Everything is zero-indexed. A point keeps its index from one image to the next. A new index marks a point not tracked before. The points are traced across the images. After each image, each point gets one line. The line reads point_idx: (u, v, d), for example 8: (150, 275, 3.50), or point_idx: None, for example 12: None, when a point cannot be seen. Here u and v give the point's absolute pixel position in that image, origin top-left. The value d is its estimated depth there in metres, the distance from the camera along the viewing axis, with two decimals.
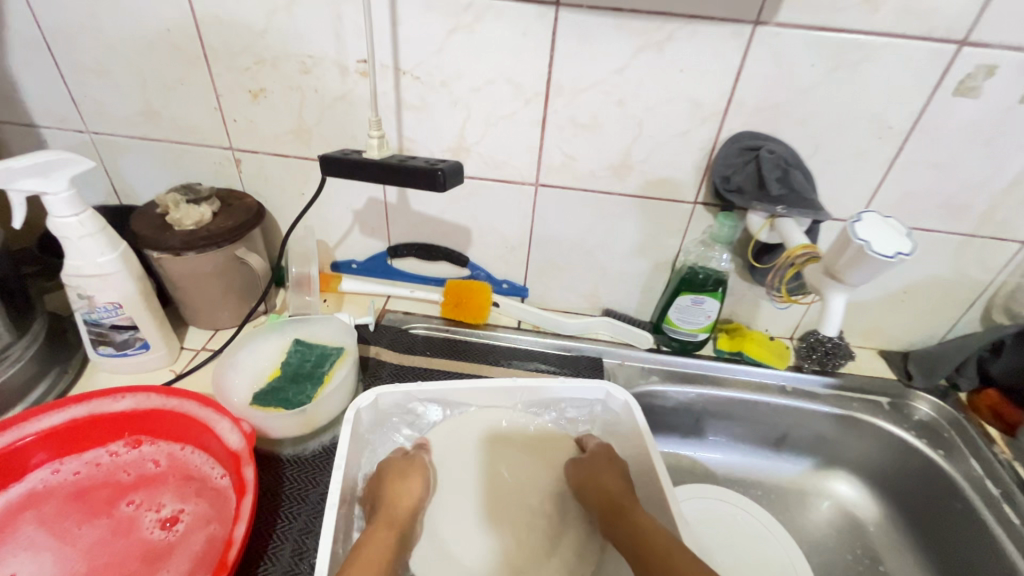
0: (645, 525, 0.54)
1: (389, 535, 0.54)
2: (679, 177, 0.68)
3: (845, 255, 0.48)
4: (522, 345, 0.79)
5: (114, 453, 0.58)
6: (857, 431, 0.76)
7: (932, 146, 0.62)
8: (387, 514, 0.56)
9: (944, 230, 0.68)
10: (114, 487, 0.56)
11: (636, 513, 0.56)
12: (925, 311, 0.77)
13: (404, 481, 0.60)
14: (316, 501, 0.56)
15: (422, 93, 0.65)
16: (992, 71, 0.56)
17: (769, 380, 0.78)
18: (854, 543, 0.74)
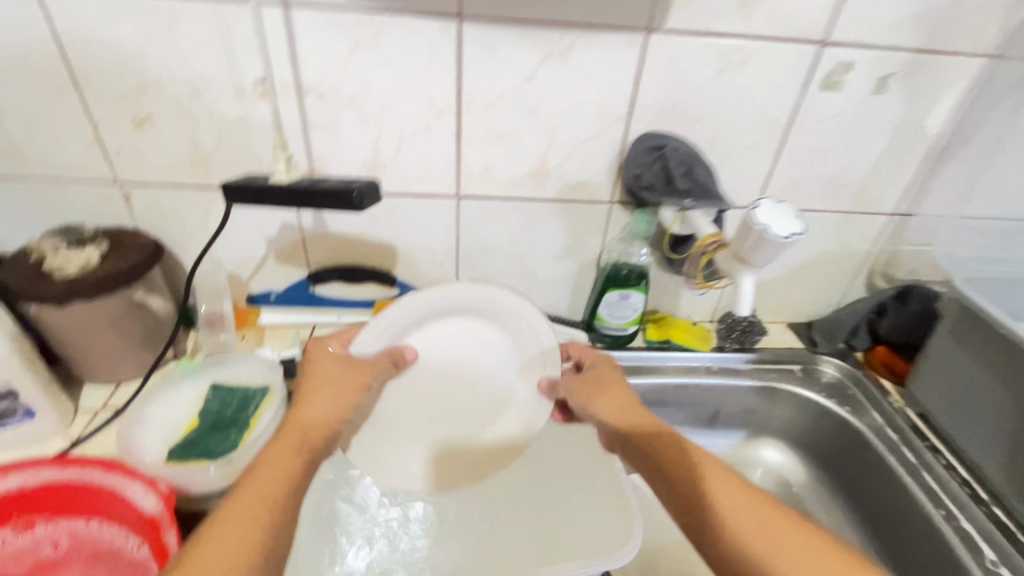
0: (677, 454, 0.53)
1: (296, 458, 0.50)
2: (595, 178, 0.71)
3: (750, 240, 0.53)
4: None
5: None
6: (776, 399, 0.82)
7: (809, 135, 0.69)
8: (297, 432, 0.52)
9: (828, 210, 0.76)
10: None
11: (687, 442, 0.54)
12: (821, 282, 0.85)
13: (317, 395, 0.56)
14: None
15: (329, 110, 0.63)
16: (850, 67, 0.64)
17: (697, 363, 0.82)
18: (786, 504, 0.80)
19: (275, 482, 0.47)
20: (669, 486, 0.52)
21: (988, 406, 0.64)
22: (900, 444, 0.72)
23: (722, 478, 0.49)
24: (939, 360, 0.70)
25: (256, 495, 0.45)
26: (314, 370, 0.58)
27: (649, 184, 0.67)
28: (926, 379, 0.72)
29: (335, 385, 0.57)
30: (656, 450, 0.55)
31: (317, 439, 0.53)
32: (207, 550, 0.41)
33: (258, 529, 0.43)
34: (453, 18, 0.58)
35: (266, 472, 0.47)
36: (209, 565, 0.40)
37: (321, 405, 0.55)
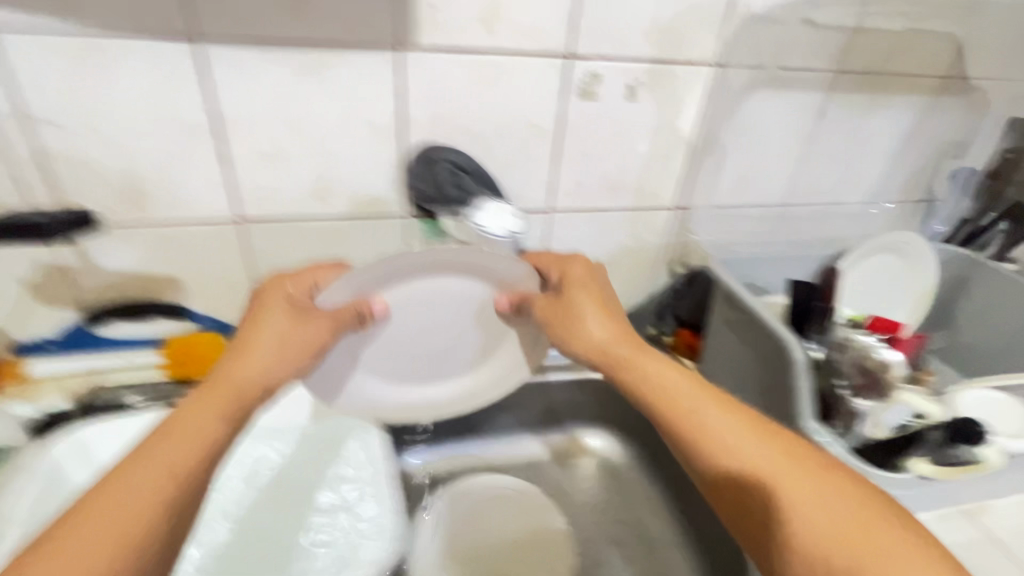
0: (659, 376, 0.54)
1: (226, 400, 0.50)
2: (381, 194, 0.72)
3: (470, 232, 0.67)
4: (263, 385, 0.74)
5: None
6: (596, 389, 0.86)
7: (580, 140, 0.74)
8: (216, 384, 0.50)
9: (615, 208, 0.82)
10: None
11: (644, 359, 0.56)
12: (628, 276, 0.91)
13: (256, 336, 0.54)
14: None
15: (67, 139, 0.59)
16: (599, 77, 0.70)
17: None
18: (613, 490, 0.83)
19: (193, 434, 0.46)
20: (636, 403, 0.54)
21: (747, 375, 0.70)
22: None
23: (708, 409, 0.49)
24: (719, 340, 0.77)
25: (167, 457, 0.43)
26: (265, 317, 0.55)
27: (426, 197, 0.69)
28: (713, 356, 0.79)
29: (281, 336, 0.55)
30: (627, 367, 0.56)
31: (238, 388, 0.51)
32: (99, 499, 0.40)
33: (152, 497, 0.41)
34: (189, 40, 0.57)
35: (187, 430, 0.46)
36: (104, 513, 0.39)
37: (262, 339, 0.54)
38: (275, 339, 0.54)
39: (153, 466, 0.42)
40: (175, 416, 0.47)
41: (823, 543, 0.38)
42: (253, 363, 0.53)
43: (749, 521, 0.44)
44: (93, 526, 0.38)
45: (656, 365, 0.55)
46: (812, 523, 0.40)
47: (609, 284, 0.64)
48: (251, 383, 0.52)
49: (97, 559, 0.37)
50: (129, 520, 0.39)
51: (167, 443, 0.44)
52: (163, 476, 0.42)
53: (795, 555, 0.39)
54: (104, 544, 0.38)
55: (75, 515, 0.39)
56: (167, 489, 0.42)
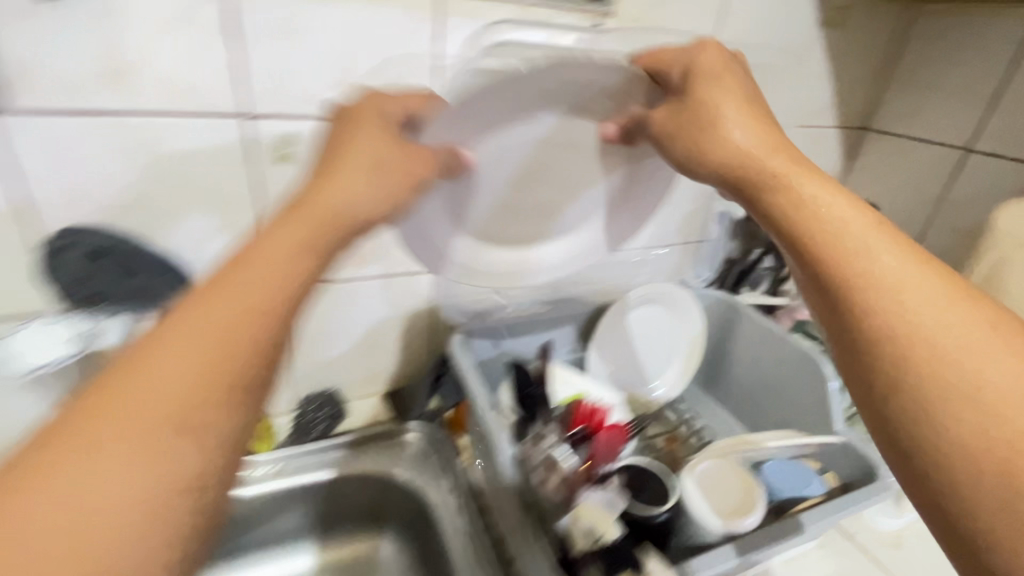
0: (833, 211, 0.42)
1: (287, 242, 0.39)
2: (18, 289, 0.56)
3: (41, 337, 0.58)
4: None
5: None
6: (361, 486, 0.72)
7: None
8: (313, 211, 0.41)
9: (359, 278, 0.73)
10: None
11: (801, 182, 0.44)
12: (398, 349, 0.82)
13: (349, 146, 0.45)
14: None
15: None
16: (294, 140, 0.60)
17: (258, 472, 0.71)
18: None
19: (221, 325, 0.34)
20: (784, 233, 0.44)
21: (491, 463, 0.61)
22: (458, 511, 0.67)
23: (880, 248, 0.39)
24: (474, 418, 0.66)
25: (187, 377, 0.31)
26: (354, 137, 0.45)
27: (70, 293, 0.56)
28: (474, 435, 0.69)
29: (262, 274, 0.36)
30: (772, 187, 0.45)
31: (327, 218, 0.41)
32: (124, 383, 0.30)
33: (164, 403, 0.30)
34: None
35: (218, 323, 0.34)
36: (104, 430, 0.29)
37: (360, 155, 0.45)
38: (271, 271, 0.37)
39: (114, 399, 0.30)
40: (112, 374, 0.31)
41: (1004, 390, 0.32)
42: (245, 299, 0.35)
43: (916, 400, 0.34)
44: (110, 441, 0.28)
45: (831, 199, 0.43)
46: (987, 390, 0.33)
47: (753, 80, 0.51)
48: (280, 274, 0.37)
49: (140, 469, 0.29)
50: (171, 407, 0.30)
51: (152, 360, 0.31)
52: (167, 400, 0.30)
53: (901, 400, 0.35)
54: (146, 429, 0.29)
55: (74, 412, 0.29)
56: (163, 436, 0.30)
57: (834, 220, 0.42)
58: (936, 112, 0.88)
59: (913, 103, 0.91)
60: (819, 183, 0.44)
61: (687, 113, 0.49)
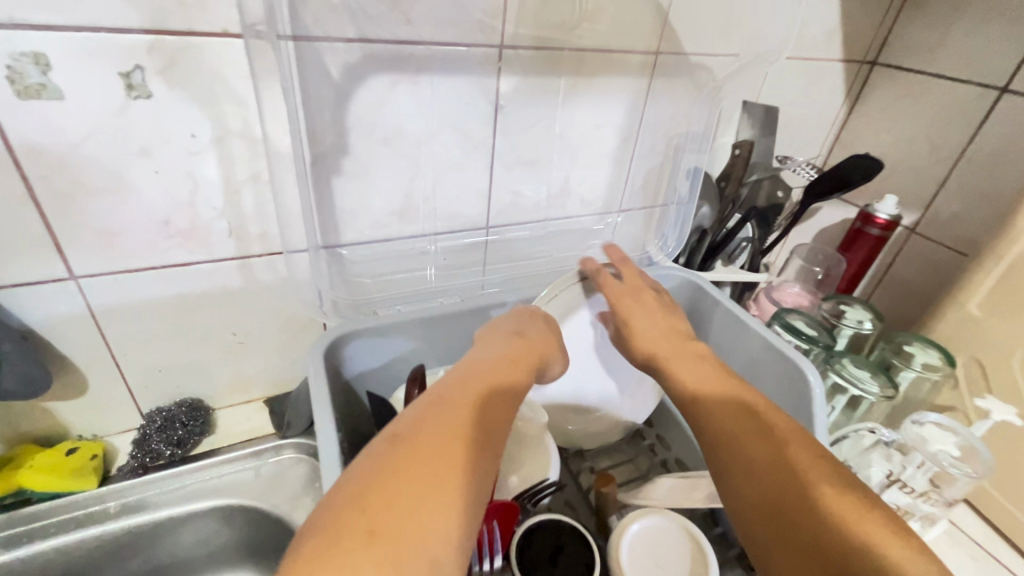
0: (685, 373, 0.48)
1: (511, 393, 0.43)
2: None
3: None
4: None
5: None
6: (224, 522, 0.59)
7: (66, 169, 0.44)
8: (519, 347, 0.48)
9: (202, 260, 0.54)
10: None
11: (671, 360, 0.50)
12: (279, 346, 0.64)
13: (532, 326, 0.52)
14: None
15: None
16: (43, 61, 0.40)
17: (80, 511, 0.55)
18: None
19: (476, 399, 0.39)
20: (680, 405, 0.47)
21: None
22: None
23: (734, 403, 0.44)
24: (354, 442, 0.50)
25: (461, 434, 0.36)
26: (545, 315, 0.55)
27: None
28: None
29: (498, 365, 0.44)
30: (659, 372, 0.51)
31: (527, 361, 0.47)
32: (450, 415, 0.37)
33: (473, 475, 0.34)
34: None
35: (473, 381, 0.42)
36: (401, 494, 0.31)
37: (541, 334, 0.51)
38: (495, 370, 0.43)
39: (407, 472, 0.32)
40: (387, 441, 0.35)
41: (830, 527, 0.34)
42: (495, 371, 0.44)
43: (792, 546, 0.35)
44: (394, 527, 0.29)
45: (689, 371, 0.48)
46: (817, 515, 0.34)
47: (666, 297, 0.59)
48: (514, 374, 0.45)
49: (417, 544, 0.29)
50: (478, 444, 0.36)
51: (425, 422, 0.36)
52: (449, 445, 0.34)
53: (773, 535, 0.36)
54: (424, 488, 0.32)
55: (357, 494, 0.31)
56: (450, 504, 0.31)
57: (719, 379, 0.47)
58: (963, 42, 0.69)
59: (933, 30, 0.72)
60: (687, 357, 0.50)
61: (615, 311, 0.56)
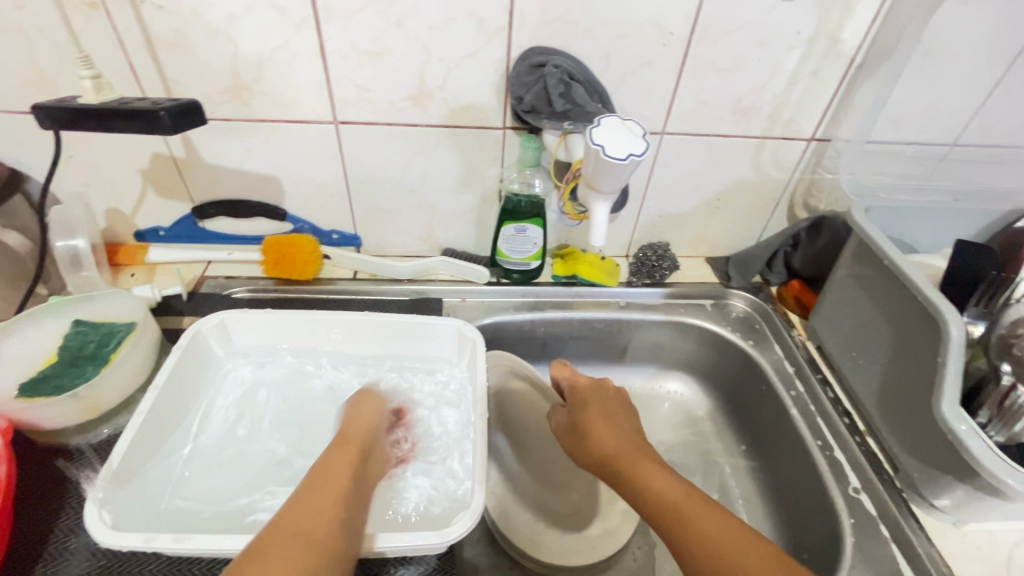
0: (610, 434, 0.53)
1: (353, 454, 0.47)
2: (483, 101, 0.66)
3: (588, 162, 0.45)
4: (387, 299, 0.78)
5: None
6: (684, 333, 0.81)
7: (712, 49, 0.63)
8: (342, 435, 0.50)
9: (739, 134, 0.72)
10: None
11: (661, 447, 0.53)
12: (739, 214, 0.82)
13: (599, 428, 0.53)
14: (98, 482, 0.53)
15: (173, 25, 0.57)
16: None
17: (605, 298, 0.81)
18: (693, 442, 0.80)
19: (344, 471, 0.44)
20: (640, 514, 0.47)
21: (874, 338, 0.63)
22: (794, 377, 0.72)
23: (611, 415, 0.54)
24: (837, 295, 0.69)
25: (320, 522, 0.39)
26: (360, 407, 0.54)
27: (531, 108, 0.62)
28: (826, 314, 0.71)
29: (351, 440, 0.49)
30: (831, 286, 0.70)
31: (365, 435, 0.50)
32: (299, 506, 0.40)
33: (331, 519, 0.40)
34: None
35: (340, 457, 0.46)
36: None
37: (606, 438, 0.52)
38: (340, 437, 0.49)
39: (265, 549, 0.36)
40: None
41: None
42: (353, 444, 0.48)
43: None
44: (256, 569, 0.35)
45: (657, 478, 0.47)
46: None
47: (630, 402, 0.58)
48: (357, 444, 0.49)
49: None
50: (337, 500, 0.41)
51: (303, 502, 0.40)
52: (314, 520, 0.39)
53: None
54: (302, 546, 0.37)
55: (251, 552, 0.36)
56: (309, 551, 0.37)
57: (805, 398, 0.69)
58: None
59: None
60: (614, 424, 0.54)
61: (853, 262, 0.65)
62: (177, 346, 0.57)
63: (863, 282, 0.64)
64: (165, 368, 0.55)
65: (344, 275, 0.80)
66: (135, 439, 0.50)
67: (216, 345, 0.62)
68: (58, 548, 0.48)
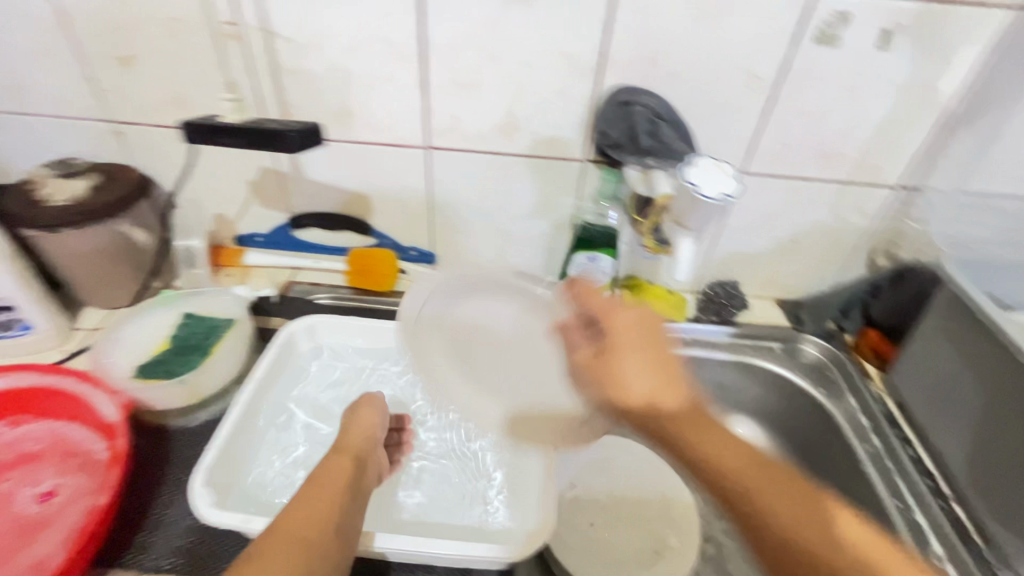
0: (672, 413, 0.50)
1: (349, 465, 0.53)
2: (568, 134, 0.69)
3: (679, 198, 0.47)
4: None
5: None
6: (750, 375, 0.80)
7: (800, 95, 0.64)
8: (341, 443, 0.55)
9: (822, 179, 0.71)
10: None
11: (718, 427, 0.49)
12: (815, 258, 0.80)
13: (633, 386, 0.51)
14: None
15: (297, 55, 0.64)
16: (848, 19, 0.58)
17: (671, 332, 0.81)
18: None
19: (332, 483, 0.50)
20: None
21: (964, 398, 0.60)
22: (870, 431, 0.69)
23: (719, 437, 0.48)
24: (920, 346, 0.66)
25: (312, 537, 0.44)
26: (362, 408, 0.60)
27: (615, 142, 0.64)
28: (907, 366, 0.68)
29: (351, 446, 0.55)
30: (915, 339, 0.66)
31: (360, 442, 0.56)
32: (289, 516, 0.45)
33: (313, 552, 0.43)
34: None
35: (325, 477, 0.50)
36: None
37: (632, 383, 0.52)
38: (331, 460, 0.53)
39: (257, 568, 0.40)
40: None
41: None
42: (353, 448, 0.55)
43: None
44: None
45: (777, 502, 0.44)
46: None
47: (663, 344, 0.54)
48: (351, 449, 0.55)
49: None
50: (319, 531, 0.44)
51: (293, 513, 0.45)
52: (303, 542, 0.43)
53: None
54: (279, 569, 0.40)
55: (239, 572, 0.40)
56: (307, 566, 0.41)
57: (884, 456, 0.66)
58: None
59: None
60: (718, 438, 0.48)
61: (938, 317, 0.62)
62: (273, 343, 0.64)
63: (953, 337, 0.61)
64: (262, 363, 0.61)
65: None
66: (233, 427, 0.54)
67: (304, 349, 0.67)
68: (158, 520, 0.52)
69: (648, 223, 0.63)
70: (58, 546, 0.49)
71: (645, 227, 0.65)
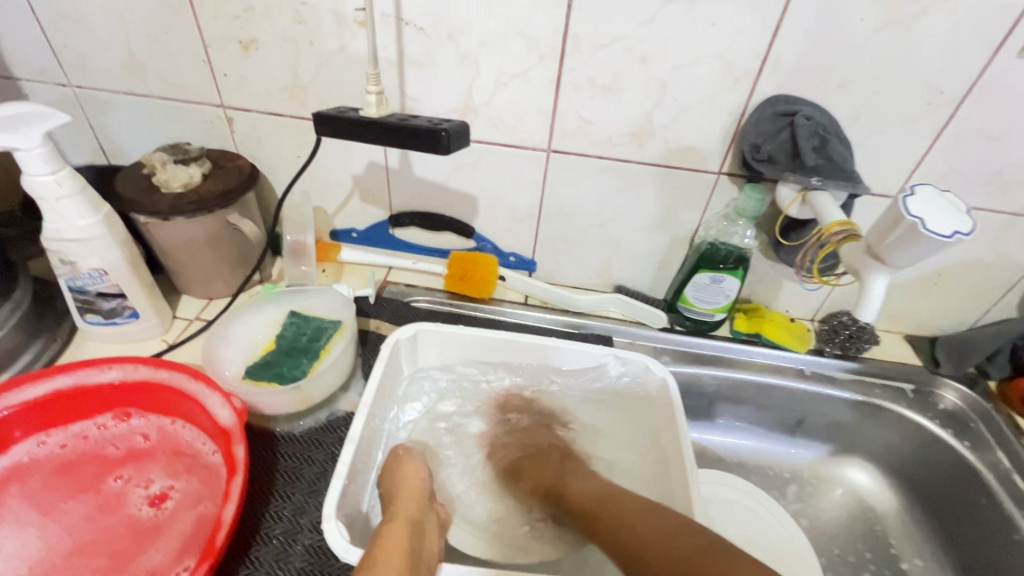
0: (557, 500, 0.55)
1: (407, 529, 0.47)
2: (707, 145, 0.63)
3: (893, 234, 0.46)
4: (557, 328, 0.76)
5: (40, 443, 0.53)
6: (877, 418, 0.73)
7: (986, 115, 0.57)
8: (398, 506, 0.49)
9: (988, 208, 0.63)
10: (55, 555, 0.46)
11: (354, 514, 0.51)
12: (960, 295, 0.72)
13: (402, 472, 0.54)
14: (310, 479, 0.54)
15: (427, 47, 0.60)
16: None
17: (788, 364, 0.75)
18: (876, 545, 0.70)
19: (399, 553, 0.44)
20: None
21: None
22: None
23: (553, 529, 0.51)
24: None
25: None
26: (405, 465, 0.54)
27: (769, 157, 0.58)
28: None
29: (406, 510, 0.49)
30: None
31: (418, 504, 0.50)
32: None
33: None
34: None
35: (392, 545, 0.45)
36: None
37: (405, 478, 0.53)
38: (391, 525, 0.47)
39: None
40: None
41: None
42: (408, 512, 0.49)
43: None
44: None
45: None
46: None
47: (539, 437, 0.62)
48: (407, 512, 0.49)
49: None
50: None
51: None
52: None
53: None
54: None
55: None
56: None
57: None
58: None
59: None
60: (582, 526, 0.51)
61: None
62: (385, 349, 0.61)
63: None
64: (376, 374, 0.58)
65: (516, 299, 0.80)
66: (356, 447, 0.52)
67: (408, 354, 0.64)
68: (270, 535, 0.49)
69: (816, 252, 0.58)
70: (175, 556, 0.47)
71: (809, 255, 0.59)
